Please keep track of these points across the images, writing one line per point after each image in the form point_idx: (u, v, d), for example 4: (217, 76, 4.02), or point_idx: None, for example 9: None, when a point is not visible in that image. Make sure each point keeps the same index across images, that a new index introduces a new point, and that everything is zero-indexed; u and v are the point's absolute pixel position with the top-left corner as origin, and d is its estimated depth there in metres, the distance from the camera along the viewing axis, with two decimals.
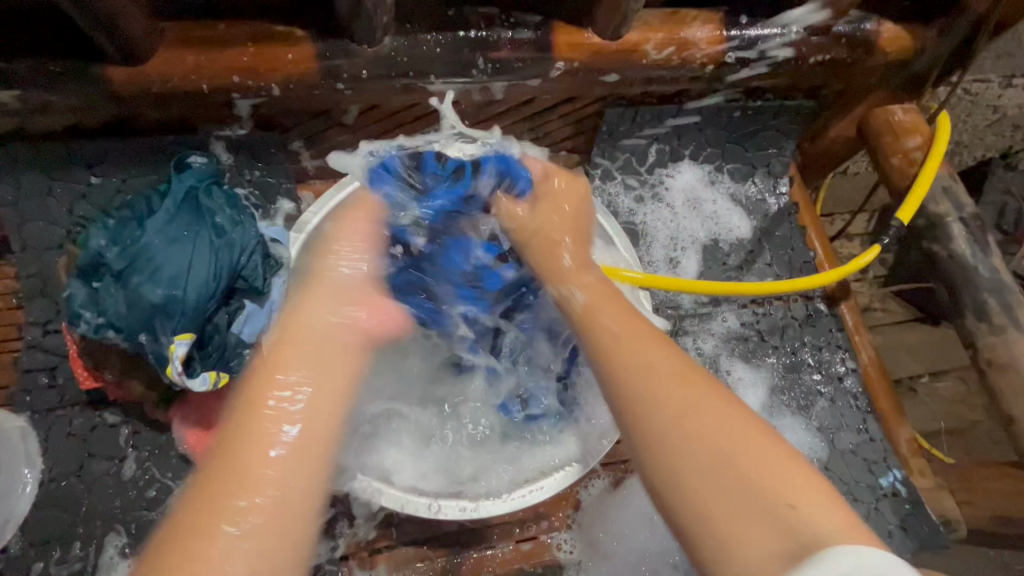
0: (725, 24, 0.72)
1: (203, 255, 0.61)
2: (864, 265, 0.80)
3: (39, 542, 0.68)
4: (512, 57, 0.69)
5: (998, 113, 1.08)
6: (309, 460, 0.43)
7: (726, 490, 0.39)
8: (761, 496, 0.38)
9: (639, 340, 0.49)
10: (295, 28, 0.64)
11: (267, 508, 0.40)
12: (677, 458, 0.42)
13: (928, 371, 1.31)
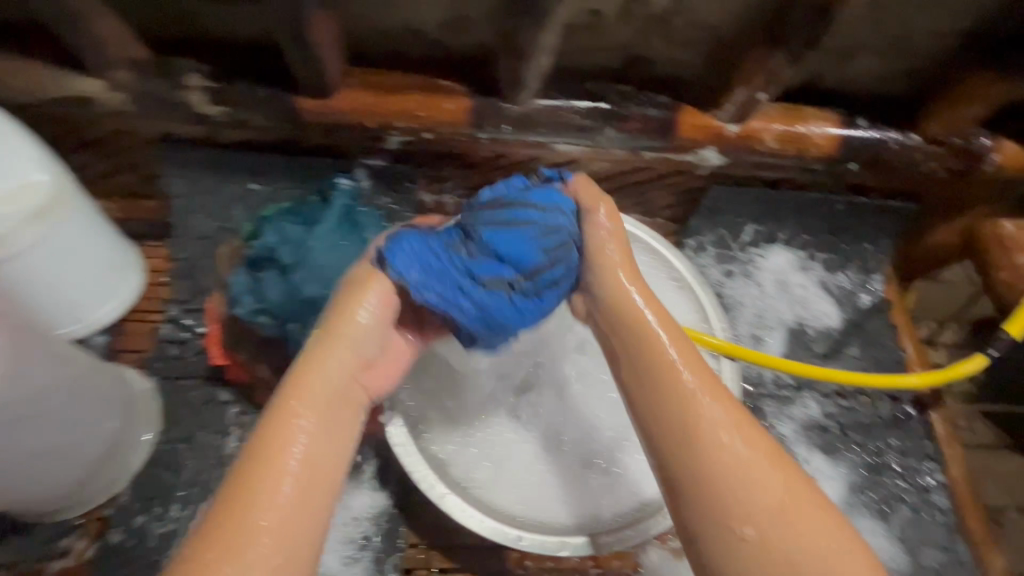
0: (844, 124, 0.76)
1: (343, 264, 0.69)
2: (966, 373, 0.78)
3: (146, 496, 0.75)
4: (637, 129, 0.75)
5: None
6: (305, 512, 0.44)
7: (728, 497, 0.47)
8: (755, 512, 0.46)
9: (702, 370, 0.53)
10: (455, 84, 0.74)
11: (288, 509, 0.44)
12: (697, 497, 0.48)
13: (1020, 506, 1.20)
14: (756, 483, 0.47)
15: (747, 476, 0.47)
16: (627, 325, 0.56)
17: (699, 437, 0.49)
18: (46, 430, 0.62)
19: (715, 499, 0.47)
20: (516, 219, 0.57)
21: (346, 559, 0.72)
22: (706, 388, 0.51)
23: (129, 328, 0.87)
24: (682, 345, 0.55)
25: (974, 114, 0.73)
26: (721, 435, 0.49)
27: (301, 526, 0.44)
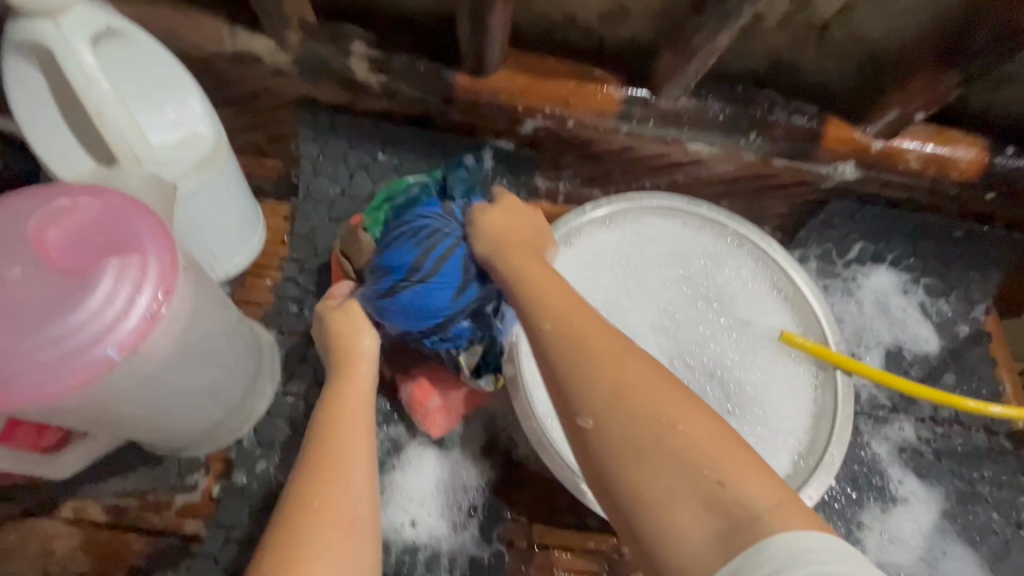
0: (990, 150, 0.76)
1: (447, 301, 0.69)
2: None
3: (265, 443, 0.77)
4: (781, 135, 0.76)
5: None
6: (346, 539, 0.46)
7: (695, 478, 0.43)
8: (728, 496, 0.41)
9: (597, 325, 0.53)
10: (607, 74, 0.75)
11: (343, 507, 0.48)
12: (671, 485, 0.43)
13: None
14: (721, 462, 0.43)
15: (703, 456, 0.43)
16: (566, 311, 0.55)
17: (646, 421, 0.46)
18: (211, 370, 0.63)
19: (690, 491, 0.42)
20: (412, 238, 0.68)
21: (454, 525, 0.75)
22: (619, 361, 0.49)
23: (249, 282, 0.90)
24: (551, 317, 0.56)
25: None
26: (675, 406, 0.47)
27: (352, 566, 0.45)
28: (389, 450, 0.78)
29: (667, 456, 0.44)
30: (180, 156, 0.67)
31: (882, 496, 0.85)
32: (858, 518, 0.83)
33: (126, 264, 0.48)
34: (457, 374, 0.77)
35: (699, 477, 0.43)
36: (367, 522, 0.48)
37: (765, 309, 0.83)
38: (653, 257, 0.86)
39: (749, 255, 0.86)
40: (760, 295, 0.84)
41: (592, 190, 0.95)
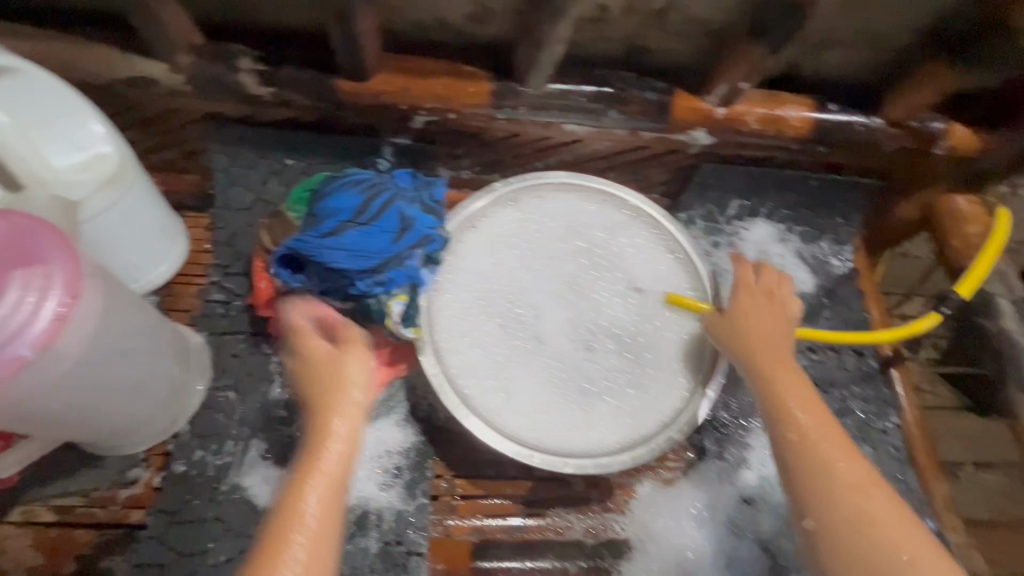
0: (817, 108, 0.87)
1: (384, 245, 0.74)
2: (925, 329, 0.88)
3: (202, 434, 0.84)
4: (637, 110, 0.85)
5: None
6: (323, 554, 0.57)
7: (871, 523, 0.57)
8: (870, 525, 0.57)
9: (795, 385, 0.71)
10: (477, 69, 0.83)
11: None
12: (828, 508, 0.59)
13: (973, 461, 1.42)
14: (886, 513, 0.58)
15: (870, 509, 0.58)
16: (788, 380, 0.71)
17: (812, 452, 0.63)
18: (130, 364, 0.70)
19: (867, 533, 0.57)
20: (348, 189, 0.76)
21: (382, 485, 0.83)
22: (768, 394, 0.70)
23: (176, 290, 0.96)
24: (781, 368, 0.72)
25: (926, 100, 0.84)
26: (836, 458, 0.63)
27: (322, 533, 0.58)
28: None
29: (820, 469, 0.62)
30: (85, 178, 0.73)
31: (767, 419, 0.94)
32: (746, 439, 0.91)
33: (29, 275, 0.55)
34: (374, 348, 0.84)
35: (897, 554, 0.55)
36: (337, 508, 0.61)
37: (655, 272, 0.92)
38: (552, 228, 0.93)
39: (643, 225, 0.95)
40: (652, 259, 0.93)
41: (491, 175, 1.04)
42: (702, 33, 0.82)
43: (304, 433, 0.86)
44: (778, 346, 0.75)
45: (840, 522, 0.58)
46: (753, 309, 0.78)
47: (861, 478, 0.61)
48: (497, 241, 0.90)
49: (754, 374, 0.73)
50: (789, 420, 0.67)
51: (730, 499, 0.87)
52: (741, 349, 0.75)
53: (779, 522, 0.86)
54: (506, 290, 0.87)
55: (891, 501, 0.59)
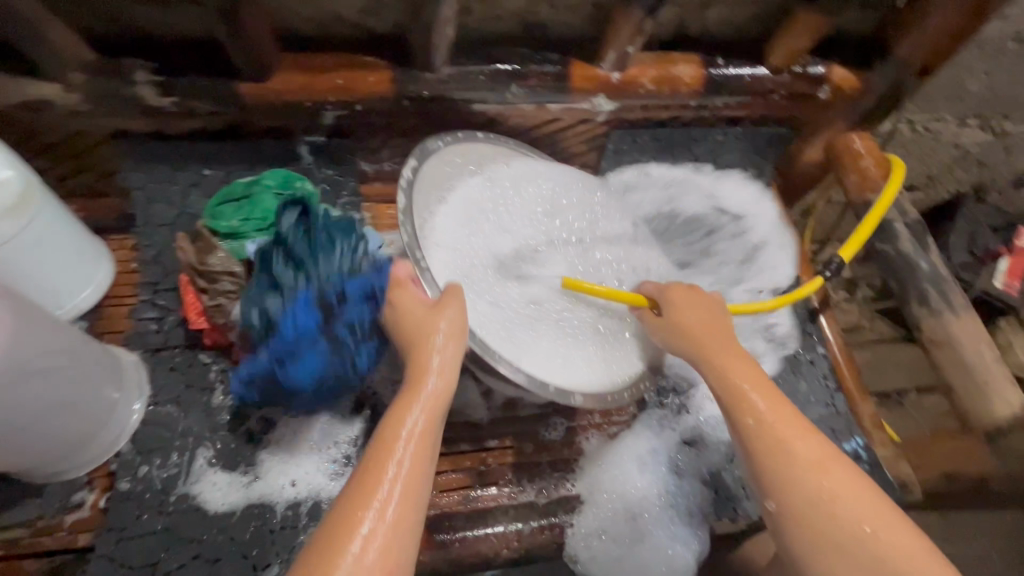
0: (705, 65, 0.92)
1: (327, 392, 0.83)
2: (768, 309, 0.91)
3: (144, 449, 0.84)
4: (536, 83, 0.89)
5: (937, 135, 1.32)
6: (396, 542, 0.53)
7: (826, 502, 0.57)
8: (832, 505, 0.57)
9: (747, 366, 0.71)
10: (376, 59, 0.85)
11: (398, 513, 0.54)
12: (787, 488, 0.59)
13: (916, 388, 1.47)
14: (840, 487, 0.58)
15: (821, 482, 0.58)
16: (734, 362, 0.71)
17: (765, 432, 0.63)
18: (54, 384, 0.71)
19: (816, 515, 0.57)
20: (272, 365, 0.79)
21: (333, 474, 0.85)
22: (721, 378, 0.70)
23: (108, 313, 0.95)
24: (731, 358, 0.71)
25: (802, 45, 0.89)
26: (781, 434, 0.62)
27: (405, 515, 0.55)
28: (263, 429, 0.87)
29: (776, 451, 0.62)
30: None
31: None
32: (683, 386, 0.96)
33: None
34: None
35: (848, 535, 0.55)
36: (418, 496, 0.57)
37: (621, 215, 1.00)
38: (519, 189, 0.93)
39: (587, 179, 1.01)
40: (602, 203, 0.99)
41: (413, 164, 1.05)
42: (587, 3, 0.86)
43: (250, 435, 0.86)
44: (723, 338, 0.75)
45: (801, 499, 0.58)
46: (689, 299, 0.79)
47: (818, 457, 0.60)
48: (470, 205, 0.87)
49: (709, 368, 0.72)
50: (742, 397, 0.67)
51: (674, 443, 0.92)
52: (687, 342, 0.75)
53: (718, 458, 0.91)
54: (488, 255, 0.85)
55: (843, 469, 0.59)
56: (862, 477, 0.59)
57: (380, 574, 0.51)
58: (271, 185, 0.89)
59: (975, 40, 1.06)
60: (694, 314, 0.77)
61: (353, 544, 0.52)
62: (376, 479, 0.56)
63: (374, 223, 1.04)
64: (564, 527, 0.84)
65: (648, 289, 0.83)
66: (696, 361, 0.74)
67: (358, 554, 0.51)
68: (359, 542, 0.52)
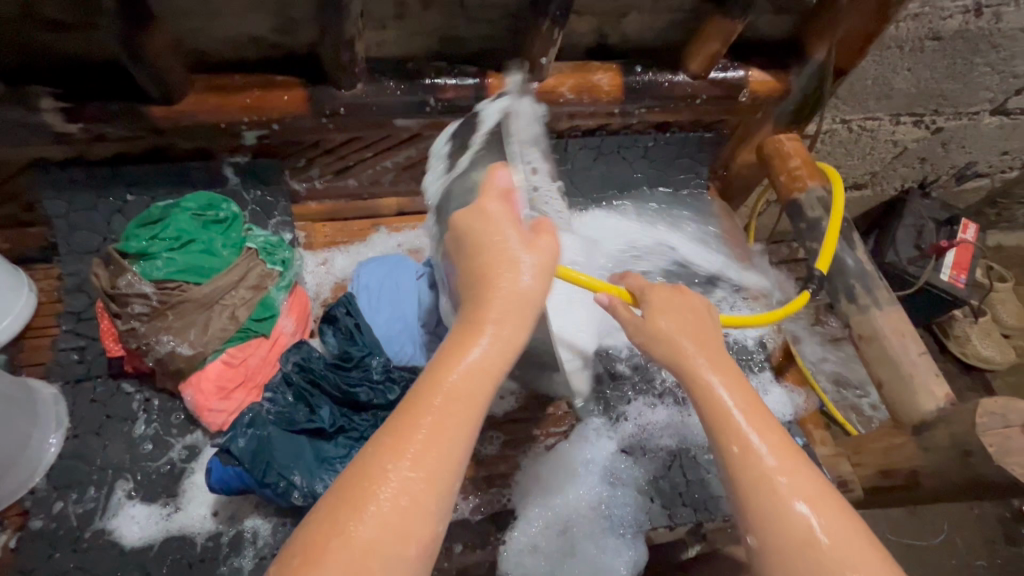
0: (624, 73, 0.93)
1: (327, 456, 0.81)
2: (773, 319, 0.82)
3: (61, 485, 0.81)
4: (455, 96, 0.89)
5: (874, 133, 1.35)
6: (430, 499, 0.45)
7: (808, 547, 0.48)
8: (811, 552, 0.48)
9: (730, 375, 0.60)
10: (290, 78, 0.85)
11: (433, 465, 0.46)
12: (762, 528, 0.50)
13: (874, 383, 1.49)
14: (826, 529, 0.49)
15: (804, 520, 0.49)
16: (721, 370, 0.60)
17: (745, 456, 0.53)
18: None
19: (796, 562, 0.48)
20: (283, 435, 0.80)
21: (255, 502, 0.82)
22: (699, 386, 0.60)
23: (30, 344, 0.92)
24: (717, 364, 0.61)
25: (716, 50, 0.90)
26: (765, 459, 0.53)
27: (441, 475, 0.46)
28: (186, 457, 0.85)
29: (757, 480, 0.52)
30: None
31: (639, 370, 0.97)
32: (619, 393, 0.95)
33: None
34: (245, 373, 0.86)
35: None
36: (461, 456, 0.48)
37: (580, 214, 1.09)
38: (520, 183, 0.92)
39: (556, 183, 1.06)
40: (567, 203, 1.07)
41: (346, 181, 1.05)
42: (501, 16, 0.87)
43: (173, 465, 0.84)
44: (708, 345, 0.63)
45: (789, 541, 0.49)
46: (682, 299, 0.68)
47: (811, 494, 0.51)
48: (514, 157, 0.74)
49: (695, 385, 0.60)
50: (722, 415, 0.57)
51: (610, 451, 0.90)
52: (664, 347, 0.63)
53: (656, 464, 0.90)
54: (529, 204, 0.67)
55: (836, 509, 0.50)
56: (854, 516, 0.51)
57: (400, 532, 0.44)
58: (191, 207, 0.88)
59: (894, 40, 1.09)
60: (693, 316, 0.66)
61: (379, 495, 0.44)
62: (412, 426, 0.47)
63: (309, 243, 1.05)
64: (499, 543, 0.83)
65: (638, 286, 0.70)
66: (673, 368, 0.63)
67: (382, 506, 0.44)
68: (384, 495, 0.44)
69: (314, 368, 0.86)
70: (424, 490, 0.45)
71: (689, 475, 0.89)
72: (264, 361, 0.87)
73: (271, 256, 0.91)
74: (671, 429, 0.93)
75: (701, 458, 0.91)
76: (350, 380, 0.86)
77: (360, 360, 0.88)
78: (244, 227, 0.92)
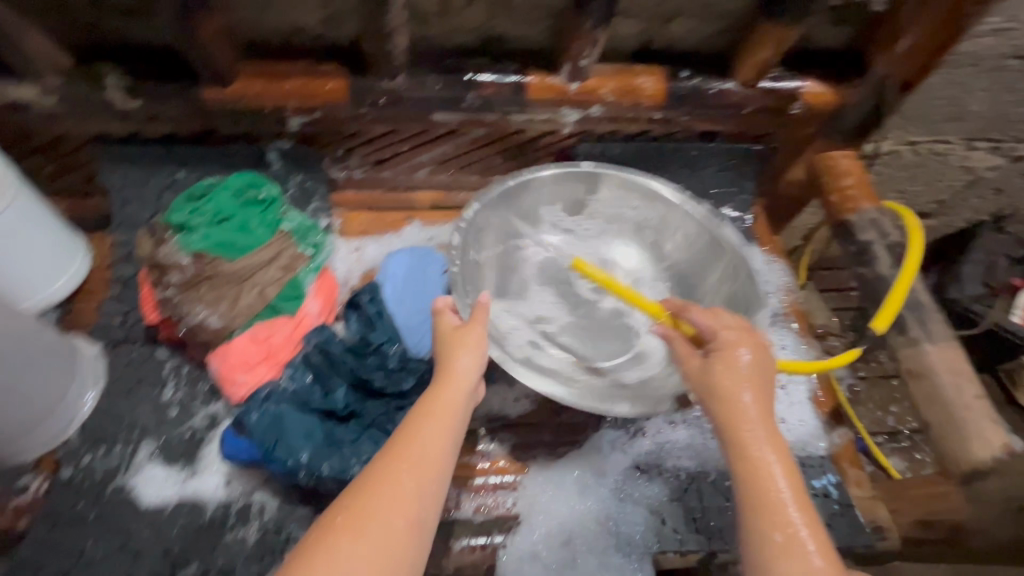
0: (667, 78, 0.90)
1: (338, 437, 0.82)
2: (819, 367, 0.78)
3: (91, 439, 0.85)
4: (493, 93, 0.89)
5: (944, 159, 1.25)
6: (394, 549, 0.52)
7: None
8: None
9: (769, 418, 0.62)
10: (334, 68, 0.87)
11: (391, 520, 0.54)
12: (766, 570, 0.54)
13: None
14: None
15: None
16: (765, 413, 0.62)
17: (771, 503, 0.57)
18: None
19: None
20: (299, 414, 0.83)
21: (266, 477, 0.84)
22: (743, 422, 0.61)
23: (80, 305, 0.99)
24: (762, 411, 0.62)
25: (766, 57, 0.86)
26: (788, 510, 0.56)
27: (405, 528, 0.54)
28: (207, 426, 0.88)
29: (775, 521, 0.56)
30: None
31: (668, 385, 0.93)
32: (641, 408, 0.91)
33: None
34: (270, 349, 0.87)
35: None
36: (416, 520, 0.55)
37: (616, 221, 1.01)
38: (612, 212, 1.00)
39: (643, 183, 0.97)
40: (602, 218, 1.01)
41: (383, 173, 1.07)
42: (544, 15, 0.86)
43: (193, 432, 0.87)
44: (765, 410, 0.62)
45: None
46: (753, 355, 0.65)
47: (824, 551, 0.54)
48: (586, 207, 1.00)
49: (730, 421, 0.62)
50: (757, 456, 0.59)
51: (624, 467, 0.87)
52: (720, 406, 0.63)
53: (671, 486, 0.85)
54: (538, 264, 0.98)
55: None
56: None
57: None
58: (233, 186, 0.93)
59: (970, 58, 1.01)
60: (761, 352, 0.66)
61: (338, 550, 0.51)
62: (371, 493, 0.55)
63: (342, 230, 1.06)
64: (497, 549, 0.81)
65: (702, 324, 0.69)
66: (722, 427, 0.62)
67: (348, 556, 0.50)
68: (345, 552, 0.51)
69: (331, 353, 0.87)
70: (400, 518, 0.54)
71: (706, 502, 0.84)
72: (288, 339, 0.89)
73: (304, 239, 0.96)
74: (691, 450, 0.88)
75: (720, 485, 0.86)
76: (366, 366, 0.87)
77: (377, 346, 0.88)
78: (281, 210, 0.96)
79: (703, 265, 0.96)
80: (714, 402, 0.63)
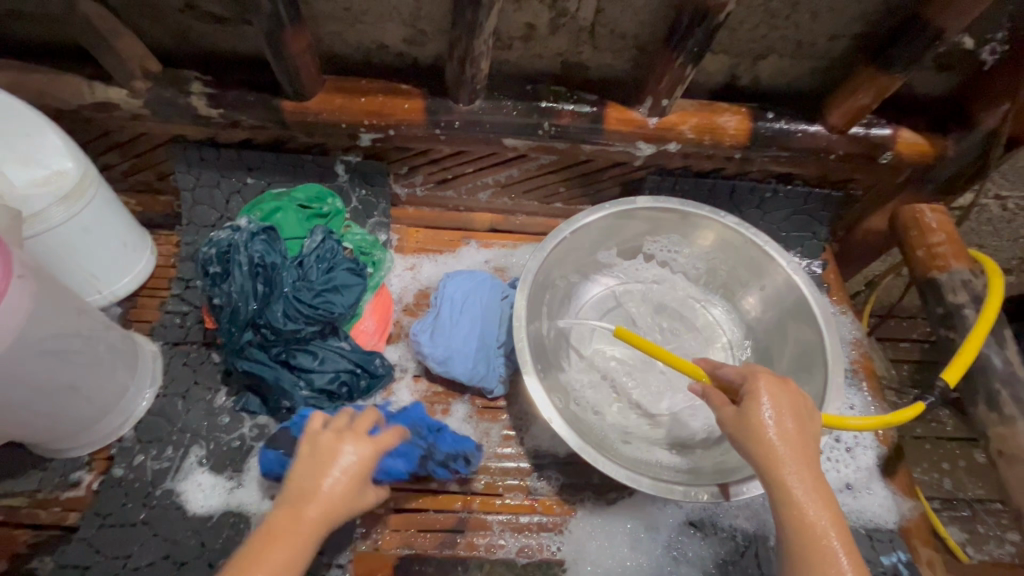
0: (753, 118, 0.87)
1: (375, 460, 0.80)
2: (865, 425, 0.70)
3: (144, 439, 0.86)
4: (569, 122, 0.87)
5: None
6: None
7: None
8: None
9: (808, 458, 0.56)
10: (413, 88, 0.87)
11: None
12: None
13: (996, 499, 1.28)
14: None
15: None
16: (802, 454, 0.56)
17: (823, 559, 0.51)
18: (66, 366, 0.74)
19: None
20: None
21: None
22: (779, 466, 0.55)
23: (141, 302, 1.00)
24: (799, 454, 0.56)
25: (864, 103, 0.81)
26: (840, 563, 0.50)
27: None
28: (256, 436, 0.87)
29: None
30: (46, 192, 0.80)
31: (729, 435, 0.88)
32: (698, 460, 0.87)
33: None
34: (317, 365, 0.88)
35: None
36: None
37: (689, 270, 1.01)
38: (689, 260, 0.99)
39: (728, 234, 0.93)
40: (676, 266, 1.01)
41: (445, 192, 1.06)
42: (629, 47, 0.84)
43: (242, 441, 0.87)
44: (803, 445, 0.57)
45: None
46: (782, 386, 0.60)
47: None
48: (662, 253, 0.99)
49: (767, 466, 0.56)
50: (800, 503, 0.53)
51: (677, 522, 0.83)
52: (756, 444, 0.57)
53: (727, 548, 0.81)
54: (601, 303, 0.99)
55: None
56: None
57: None
58: (299, 198, 0.98)
59: None
60: (798, 392, 0.60)
61: None
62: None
63: (400, 246, 1.06)
64: None
65: (733, 374, 0.64)
66: (759, 467, 0.57)
67: None
68: None
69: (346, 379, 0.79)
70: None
71: (764, 567, 0.80)
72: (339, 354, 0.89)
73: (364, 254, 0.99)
74: (750, 510, 0.84)
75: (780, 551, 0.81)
76: None
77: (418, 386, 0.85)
78: (343, 224, 1.00)
79: (778, 329, 0.93)
80: (747, 445, 0.58)
